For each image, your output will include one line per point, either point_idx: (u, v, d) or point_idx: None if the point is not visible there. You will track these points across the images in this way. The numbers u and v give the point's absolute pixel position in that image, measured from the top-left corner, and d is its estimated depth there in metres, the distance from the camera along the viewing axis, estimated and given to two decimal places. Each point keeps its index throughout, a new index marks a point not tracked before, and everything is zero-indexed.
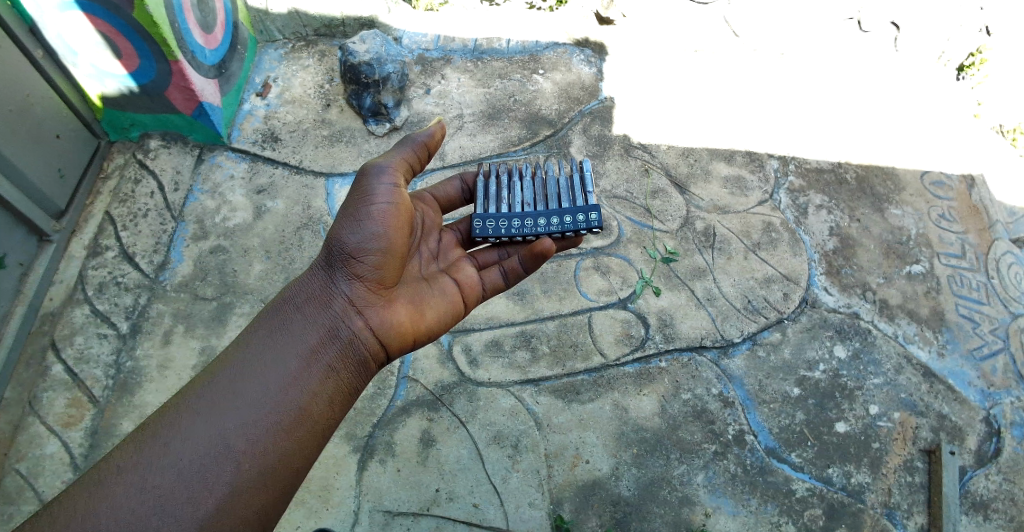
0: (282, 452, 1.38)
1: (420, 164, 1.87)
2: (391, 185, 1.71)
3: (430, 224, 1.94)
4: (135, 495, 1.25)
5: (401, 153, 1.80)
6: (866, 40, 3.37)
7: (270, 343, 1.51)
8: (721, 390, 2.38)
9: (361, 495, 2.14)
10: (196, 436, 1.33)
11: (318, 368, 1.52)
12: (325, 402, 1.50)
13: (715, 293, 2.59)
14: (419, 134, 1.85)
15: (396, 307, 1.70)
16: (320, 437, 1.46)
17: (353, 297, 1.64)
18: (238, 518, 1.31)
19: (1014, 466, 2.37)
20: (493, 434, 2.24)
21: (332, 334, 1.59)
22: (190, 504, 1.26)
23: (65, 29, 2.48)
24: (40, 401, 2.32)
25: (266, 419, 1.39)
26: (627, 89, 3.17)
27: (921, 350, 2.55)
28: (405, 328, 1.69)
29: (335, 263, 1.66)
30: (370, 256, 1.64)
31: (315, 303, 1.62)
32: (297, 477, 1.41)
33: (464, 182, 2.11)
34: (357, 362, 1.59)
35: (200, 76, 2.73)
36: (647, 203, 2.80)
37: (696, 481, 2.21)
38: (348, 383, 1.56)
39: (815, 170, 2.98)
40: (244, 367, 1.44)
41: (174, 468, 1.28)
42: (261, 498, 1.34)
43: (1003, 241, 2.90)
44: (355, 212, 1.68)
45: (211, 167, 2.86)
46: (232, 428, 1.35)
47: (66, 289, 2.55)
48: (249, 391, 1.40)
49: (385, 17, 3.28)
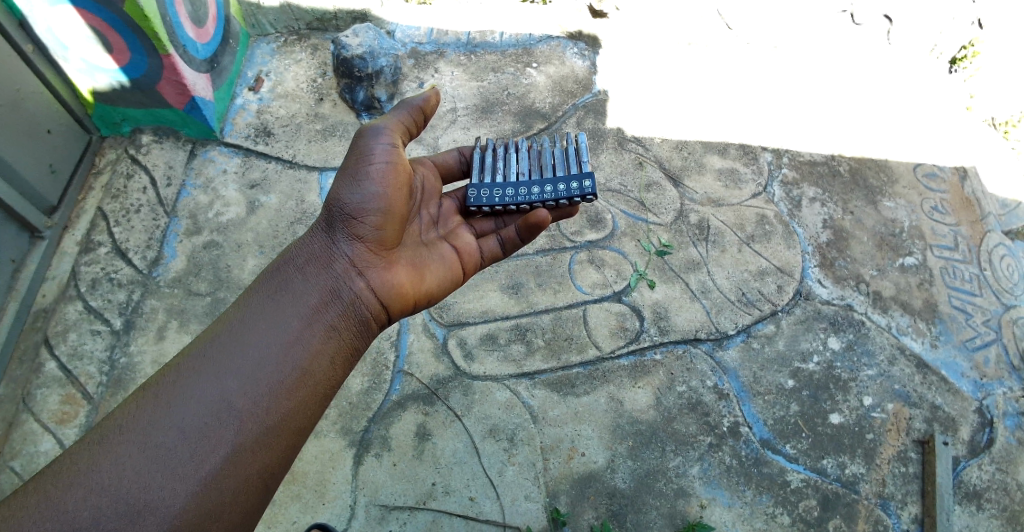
0: (284, 412, 1.38)
1: (416, 128, 1.86)
2: (388, 145, 1.72)
3: (430, 189, 1.93)
4: (138, 456, 1.24)
5: (398, 115, 1.80)
6: (858, 34, 3.36)
7: (271, 302, 1.51)
8: (716, 382, 2.39)
9: (357, 489, 2.14)
10: (197, 396, 1.32)
11: (320, 327, 1.52)
12: (327, 363, 1.49)
13: (710, 286, 2.60)
14: (415, 98, 1.85)
15: (397, 270, 1.70)
16: (323, 398, 1.46)
17: (354, 258, 1.64)
18: (241, 477, 1.30)
19: (1007, 456, 2.39)
20: (489, 427, 2.24)
21: (333, 294, 1.58)
22: (193, 463, 1.26)
23: (55, 24, 2.46)
24: (34, 398, 2.31)
25: (268, 378, 1.38)
26: (620, 82, 3.17)
27: (915, 341, 2.57)
28: (407, 290, 1.69)
29: (335, 224, 1.67)
30: (371, 216, 1.65)
31: (316, 264, 1.62)
32: (300, 438, 1.41)
33: (461, 153, 2.11)
34: (358, 323, 1.59)
35: (192, 70, 2.72)
36: (642, 196, 2.80)
37: (692, 473, 2.22)
38: (351, 344, 1.56)
39: (809, 162, 2.99)
40: (244, 326, 1.44)
41: (176, 428, 1.28)
42: (265, 458, 1.33)
43: (995, 232, 2.92)
44: (354, 173, 1.69)
45: (203, 162, 2.84)
46: (233, 387, 1.35)
47: (59, 285, 2.54)
48: (250, 350, 1.40)
49: (378, 10, 3.27)
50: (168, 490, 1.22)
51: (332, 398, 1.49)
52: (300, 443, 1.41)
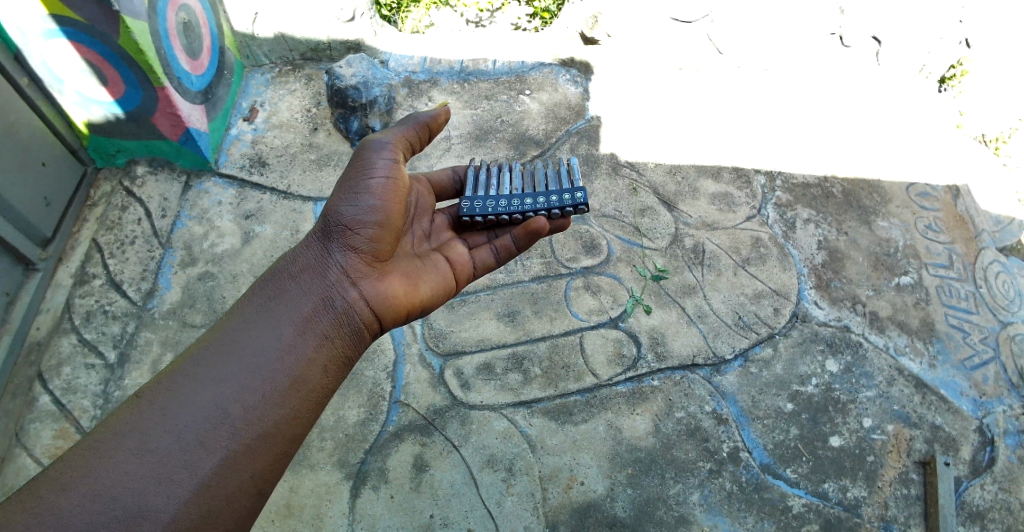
0: (280, 418, 1.36)
1: (420, 144, 1.88)
2: (390, 160, 1.73)
3: (424, 205, 1.95)
4: (133, 462, 1.21)
5: (401, 130, 1.81)
6: (848, 54, 3.39)
7: (266, 311, 1.49)
8: (714, 407, 2.38)
9: (354, 522, 2.11)
10: (192, 401, 1.30)
11: (314, 336, 1.50)
12: (320, 371, 1.47)
13: (706, 310, 2.60)
14: (423, 114, 1.85)
15: (390, 280, 1.70)
16: (317, 406, 1.44)
17: (348, 267, 1.63)
18: (236, 483, 1.28)
19: (1009, 475, 2.37)
20: (487, 457, 2.22)
21: (327, 303, 1.57)
22: (187, 468, 1.24)
23: (51, 57, 2.47)
24: (27, 433, 2.28)
25: (263, 385, 1.36)
26: (613, 107, 3.19)
27: (913, 361, 2.56)
28: (399, 300, 1.69)
29: (330, 234, 1.66)
30: (367, 228, 1.65)
31: (310, 272, 1.60)
32: (294, 445, 1.40)
33: (457, 172, 2.13)
34: (351, 331, 1.58)
35: (187, 102, 2.73)
36: (636, 221, 2.81)
37: (692, 500, 2.20)
38: (344, 353, 1.55)
39: (802, 184, 3.00)
40: (239, 334, 1.42)
41: (172, 434, 1.26)
42: (259, 464, 1.32)
43: (989, 249, 2.93)
44: (352, 185, 1.69)
45: (198, 193, 2.84)
46: (228, 394, 1.33)
47: (54, 318, 2.53)
48: (245, 355, 1.38)
49: (372, 40, 3.30)
50: (162, 495, 1.20)
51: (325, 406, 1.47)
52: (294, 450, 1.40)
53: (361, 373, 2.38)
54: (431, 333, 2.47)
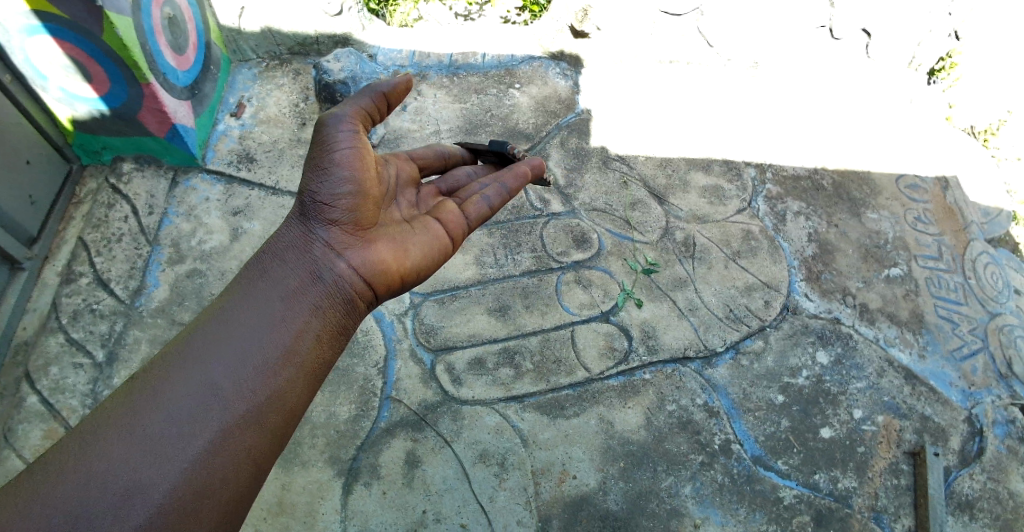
0: (272, 391, 1.35)
1: (380, 115, 1.73)
2: (352, 131, 1.63)
3: (405, 178, 1.89)
4: (126, 445, 1.20)
5: (358, 101, 1.67)
6: (838, 47, 3.35)
7: (253, 289, 1.48)
8: (706, 400, 2.38)
9: (346, 519, 2.09)
10: (182, 379, 1.30)
11: (304, 307, 1.50)
12: (312, 341, 1.47)
13: (697, 303, 2.60)
14: (379, 83, 1.71)
15: (378, 247, 1.65)
16: (312, 375, 1.43)
17: (332, 239, 1.60)
18: (231, 458, 1.27)
19: (998, 465, 2.39)
20: (479, 452, 2.22)
21: (314, 275, 1.55)
22: (180, 446, 1.23)
23: (34, 54, 2.43)
24: (16, 434, 2.26)
25: (253, 359, 1.35)
26: (603, 100, 3.18)
27: (903, 352, 2.57)
28: (390, 267, 1.65)
29: (308, 211, 1.61)
30: (344, 201, 1.60)
31: (294, 248, 1.58)
32: (291, 418, 1.38)
33: (443, 151, 2.10)
34: (343, 300, 1.56)
35: (173, 98, 2.70)
36: (627, 214, 2.81)
37: (684, 492, 2.20)
38: (337, 324, 1.53)
39: (792, 177, 3.01)
40: (227, 312, 1.41)
41: (161, 414, 1.24)
42: (254, 437, 1.30)
43: (978, 241, 2.94)
44: (318, 161, 1.61)
45: (186, 190, 2.82)
46: (218, 370, 1.32)
47: (41, 317, 2.50)
48: (233, 331, 1.38)
49: (360, 34, 3.28)
50: (157, 470, 1.19)
51: (321, 375, 1.46)
52: (291, 423, 1.38)
53: (352, 370, 2.36)
54: (422, 328, 2.46)
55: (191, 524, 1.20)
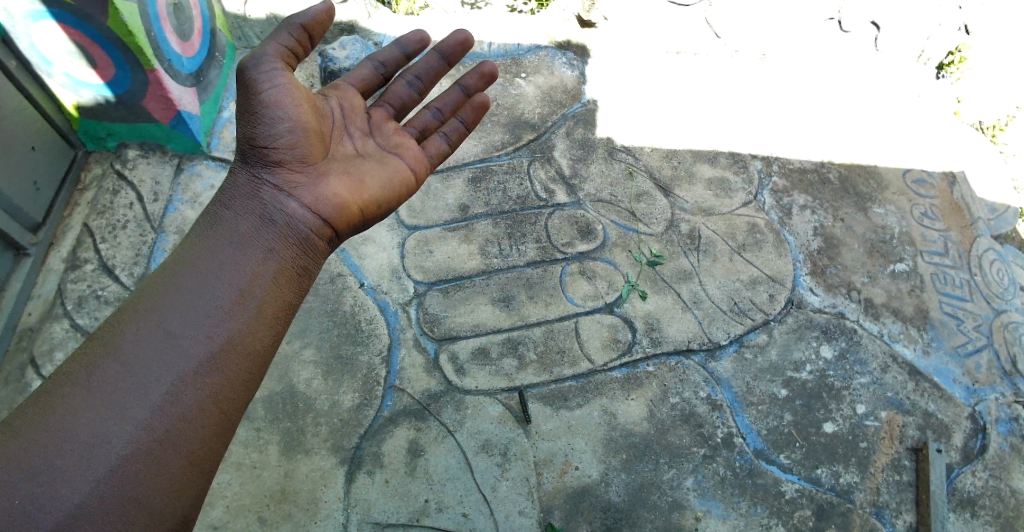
0: (229, 335, 1.37)
1: (304, 51, 1.65)
2: (277, 70, 1.56)
3: (352, 106, 1.76)
4: (86, 396, 1.24)
5: (278, 37, 1.59)
6: (847, 40, 3.36)
7: (206, 238, 1.49)
8: (709, 393, 2.38)
9: (348, 507, 2.09)
10: (137, 331, 1.32)
11: (256, 250, 1.49)
12: (268, 283, 1.47)
13: (701, 296, 2.59)
14: (296, 16, 1.62)
15: (331, 182, 1.61)
16: (270, 317, 1.44)
17: (280, 181, 1.57)
18: (191, 402, 1.30)
19: (1000, 462, 2.39)
20: (482, 442, 2.22)
21: (265, 219, 1.54)
22: (139, 393, 1.27)
23: (39, 39, 2.43)
24: None
25: (206, 304, 1.38)
26: (609, 91, 3.17)
27: (907, 348, 2.57)
28: (347, 200, 1.61)
29: (252, 158, 1.58)
30: (286, 140, 1.56)
31: (243, 195, 1.56)
32: (254, 362, 1.40)
33: (379, 62, 1.85)
34: (298, 241, 1.55)
35: (178, 84, 2.69)
36: (632, 206, 2.80)
37: (686, 485, 2.21)
38: (296, 264, 1.54)
39: (798, 170, 3.00)
40: (178, 262, 1.43)
41: (118, 365, 1.28)
42: (213, 382, 1.33)
43: (984, 237, 2.93)
44: (249, 106, 1.55)
45: (191, 176, 2.82)
46: (173, 318, 1.35)
47: (45, 303, 2.50)
48: (185, 279, 1.40)
49: (366, 21, 3.27)
50: (115, 423, 1.23)
51: (280, 315, 1.47)
52: (255, 367, 1.40)
53: (356, 358, 2.36)
54: (426, 318, 2.46)
55: (156, 468, 1.24)
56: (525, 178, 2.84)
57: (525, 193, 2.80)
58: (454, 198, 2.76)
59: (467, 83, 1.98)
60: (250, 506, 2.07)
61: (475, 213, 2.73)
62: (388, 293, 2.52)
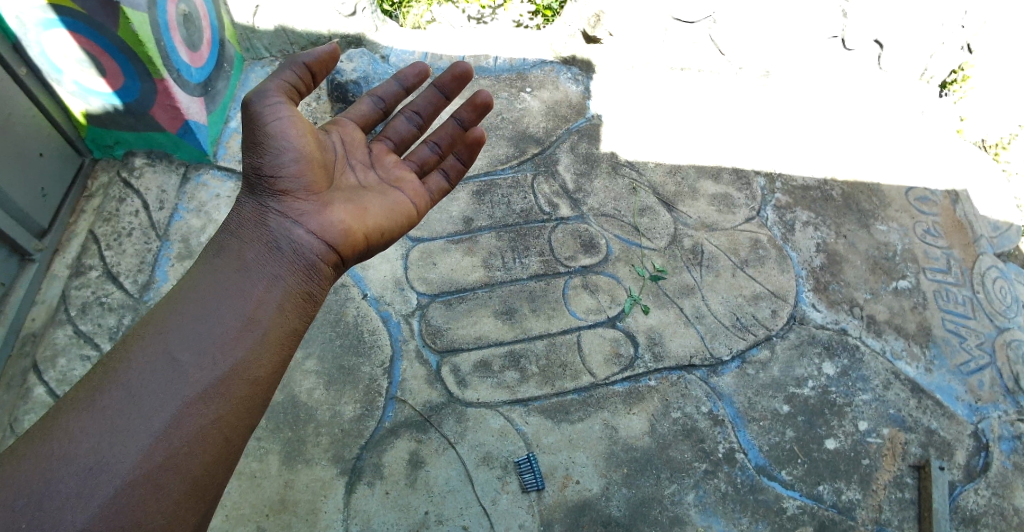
0: (233, 361, 1.38)
1: (307, 88, 1.66)
2: (281, 104, 1.57)
3: (354, 140, 1.77)
4: (90, 422, 1.26)
5: (281, 73, 1.60)
6: (851, 58, 3.36)
7: (213, 265, 1.51)
8: (711, 408, 2.38)
9: (348, 518, 2.09)
10: (140, 356, 1.34)
11: (263, 277, 1.51)
12: (274, 310, 1.48)
13: (703, 311, 2.60)
14: (301, 54, 1.63)
15: (336, 209, 1.62)
16: (275, 343, 1.45)
17: (285, 208, 1.58)
18: (194, 427, 1.30)
19: (1003, 480, 2.38)
20: (482, 455, 2.22)
21: (272, 247, 1.55)
22: (141, 418, 1.27)
23: (49, 47, 2.45)
24: (21, 424, 2.25)
25: (210, 332, 1.39)
26: (613, 106, 3.19)
27: (909, 366, 2.56)
28: (351, 227, 1.62)
29: (258, 187, 1.59)
30: (292, 170, 1.57)
31: (250, 223, 1.58)
32: (258, 388, 1.40)
33: (378, 97, 1.86)
34: (305, 267, 1.56)
35: (186, 94, 2.71)
36: (635, 220, 2.81)
37: (687, 500, 2.20)
38: (301, 289, 1.54)
39: (802, 187, 3.01)
40: (184, 291, 1.44)
41: (123, 390, 1.30)
42: (216, 408, 1.33)
43: (987, 255, 2.93)
44: (253, 138, 1.57)
45: (196, 186, 2.85)
46: (177, 344, 1.36)
47: (49, 309, 2.51)
48: (190, 308, 1.41)
49: (374, 34, 3.32)
50: (119, 447, 1.24)
51: (286, 343, 1.47)
52: (259, 392, 1.40)
53: (358, 369, 2.37)
54: (428, 329, 2.47)
55: (157, 493, 1.24)
56: (529, 192, 2.86)
57: (528, 207, 2.81)
58: (458, 210, 2.77)
59: (461, 116, 1.96)
60: (249, 515, 2.07)
61: (479, 226, 2.74)
62: (391, 304, 2.53)
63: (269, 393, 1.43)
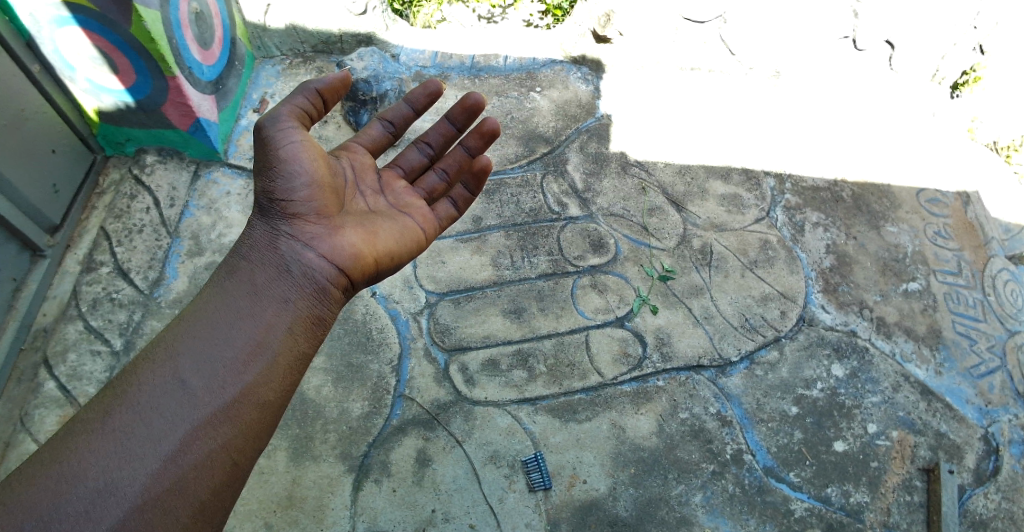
0: (242, 385, 1.39)
1: (318, 113, 1.67)
2: (293, 130, 1.58)
3: (363, 167, 1.78)
4: (98, 444, 1.28)
5: (294, 99, 1.62)
6: (861, 58, 3.33)
7: (225, 288, 1.52)
8: (719, 409, 2.37)
9: (355, 515, 2.09)
10: (150, 378, 1.36)
11: (273, 302, 1.52)
12: (283, 335, 1.49)
13: (712, 311, 2.59)
14: (313, 81, 1.65)
15: (347, 233, 1.62)
16: (284, 367, 1.46)
17: (296, 231, 1.58)
18: (201, 451, 1.32)
19: (1013, 484, 2.36)
20: (490, 454, 2.22)
21: (282, 270, 1.55)
22: (150, 440, 1.29)
23: (63, 45, 2.47)
24: (31, 418, 2.26)
25: (219, 355, 1.40)
26: (622, 106, 3.18)
27: (919, 368, 2.55)
28: (362, 251, 1.62)
29: (269, 211, 1.60)
30: (303, 194, 1.58)
31: (260, 247, 1.58)
32: (266, 411, 1.41)
33: (387, 122, 1.87)
34: (315, 292, 1.56)
35: (197, 91, 2.72)
36: (644, 220, 2.81)
37: (695, 500, 2.20)
38: (310, 313, 1.54)
39: (812, 188, 2.99)
40: (195, 315, 1.46)
41: (132, 411, 1.32)
42: (225, 431, 1.35)
43: (998, 257, 2.91)
44: (265, 162, 1.57)
45: (207, 183, 2.86)
46: (186, 367, 1.38)
47: (60, 304, 2.53)
48: (201, 332, 1.43)
49: (384, 33, 3.30)
50: (128, 469, 1.26)
51: (296, 368, 1.49)
52: (267, 416, 1.42)
53: (366, 366, 2.38)
54: (436, 328, 2.47)
55: (165, 516, 1.26)
56: (538, 190, 2.86)
57: (538, 206, 2.81)
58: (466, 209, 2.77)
59: (468, 144, 1.93)
60: (253, 513, 2.08)
61: (487, 225, 2.74)
62: (399, 302, 2.53)
63: (277, 416, 1.44)
